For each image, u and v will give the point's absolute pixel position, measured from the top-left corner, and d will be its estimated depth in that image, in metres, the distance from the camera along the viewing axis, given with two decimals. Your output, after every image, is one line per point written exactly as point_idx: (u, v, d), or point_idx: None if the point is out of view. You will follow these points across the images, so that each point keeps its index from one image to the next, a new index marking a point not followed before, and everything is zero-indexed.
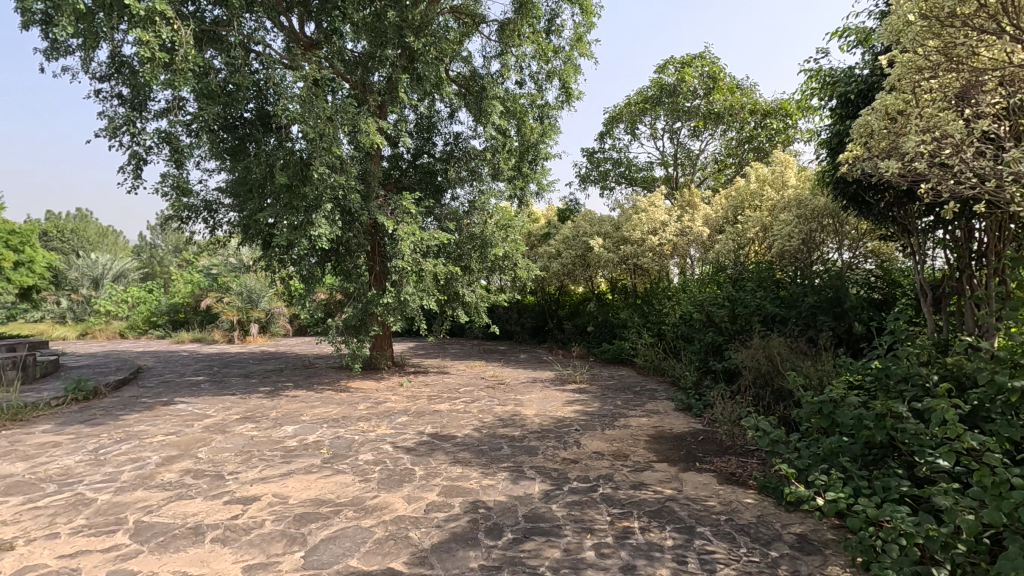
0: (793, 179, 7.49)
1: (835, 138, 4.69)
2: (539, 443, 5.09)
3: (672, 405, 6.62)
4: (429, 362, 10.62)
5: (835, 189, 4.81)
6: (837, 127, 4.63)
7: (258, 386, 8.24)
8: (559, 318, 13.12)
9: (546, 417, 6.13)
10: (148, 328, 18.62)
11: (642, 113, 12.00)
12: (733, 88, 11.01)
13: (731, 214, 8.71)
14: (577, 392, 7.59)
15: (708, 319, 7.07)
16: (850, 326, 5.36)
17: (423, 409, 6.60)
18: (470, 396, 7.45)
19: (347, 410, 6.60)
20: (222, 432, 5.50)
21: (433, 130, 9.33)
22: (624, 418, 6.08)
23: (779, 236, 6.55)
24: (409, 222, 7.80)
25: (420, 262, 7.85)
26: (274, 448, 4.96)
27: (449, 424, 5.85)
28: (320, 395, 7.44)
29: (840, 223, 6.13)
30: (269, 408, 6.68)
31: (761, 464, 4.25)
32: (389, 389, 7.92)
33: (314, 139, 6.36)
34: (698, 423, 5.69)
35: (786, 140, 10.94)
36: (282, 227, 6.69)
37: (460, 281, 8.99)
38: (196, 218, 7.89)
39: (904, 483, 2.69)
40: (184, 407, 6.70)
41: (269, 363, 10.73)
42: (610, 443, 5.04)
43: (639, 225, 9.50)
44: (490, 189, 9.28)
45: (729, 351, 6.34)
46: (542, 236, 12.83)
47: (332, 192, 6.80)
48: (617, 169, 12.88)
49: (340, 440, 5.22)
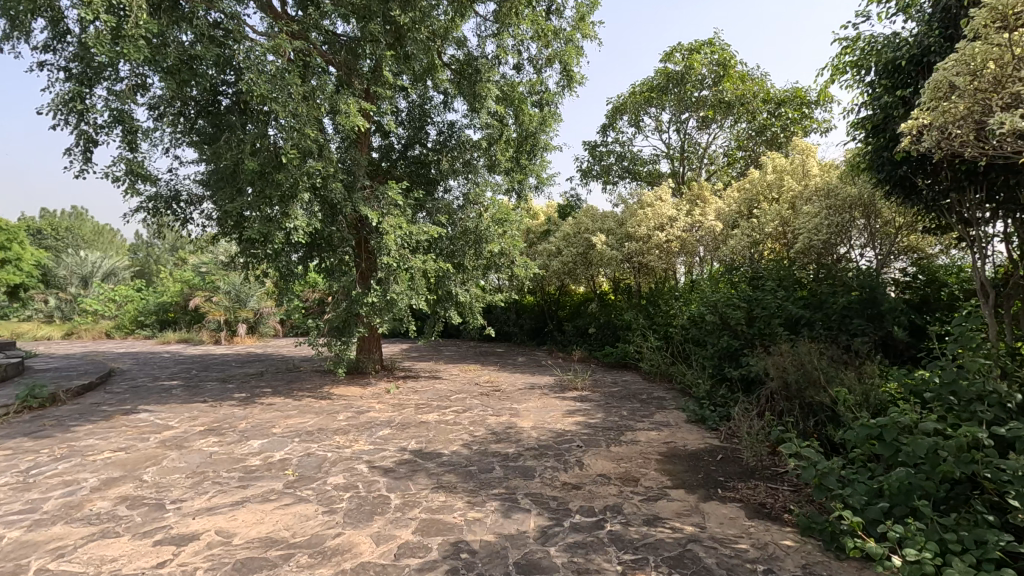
0: (817, 169, 6.85)
1: (881, 111, 4.08)
2: (537, 463, 4.47)
3: (682, 416, 6.01)
4: (421, 366, 10.02)
5: (880, 171, 4.24)
6: (884, 100, 4.03)
7: (234, 392, 7.63)
8: (559, 319, 12.52)
9: (544, 430, 5.52)
10: (135, 328, 18.05)
11: (648, 103, 11.35)
12: (744, 76, 10.39)
13: (744, 208, 8.08)
14: (579, 401, 6.98)
15: (723, 323, 6.48)
16: (890, 331, 4.74)
17: (409, 420, 5.99)
18: (463, 404, 6.83)
19: (325, 420, 5.99)
20: (179, 448, 4.88)
21: (426, 119, 8.71)
22: (631, 432, 5.46)
23: (804, 230, 5.92)
24: (397, 215, 7.19)
25: (407, 258, 7.23)
26: (233, 468, 4.33)
27: (436, 438, 5.23)
28: (298, 403, 6.82)
29: (874, 215, 5.52)
30: (240, 418, 6.07)
31: (794, 494, 3.64)
32: (375, 396, 7.30)
33: (286, 119, 5.71)
34: (715, 439, 5.10)
35: (801, 131, 10.29)
36: (251, 219, 6.07)
37: (453, 279, 8.38)
38: (163, 210, 7.29)
39: (1008, 538, 2.10)
40: (146, 417, 6.08)
41: (251, 366, 10.12)
42: (618, 464, 4.42)
43: (644, 221, 8.85)
44: (485, 181, 8.67)
45: (749, 358, 5.74)
46: (542, 233, 12.22)
47: (310, 181, 6.21)
48: (621, 163, 12.25)
49: (310, 458, 4.60)
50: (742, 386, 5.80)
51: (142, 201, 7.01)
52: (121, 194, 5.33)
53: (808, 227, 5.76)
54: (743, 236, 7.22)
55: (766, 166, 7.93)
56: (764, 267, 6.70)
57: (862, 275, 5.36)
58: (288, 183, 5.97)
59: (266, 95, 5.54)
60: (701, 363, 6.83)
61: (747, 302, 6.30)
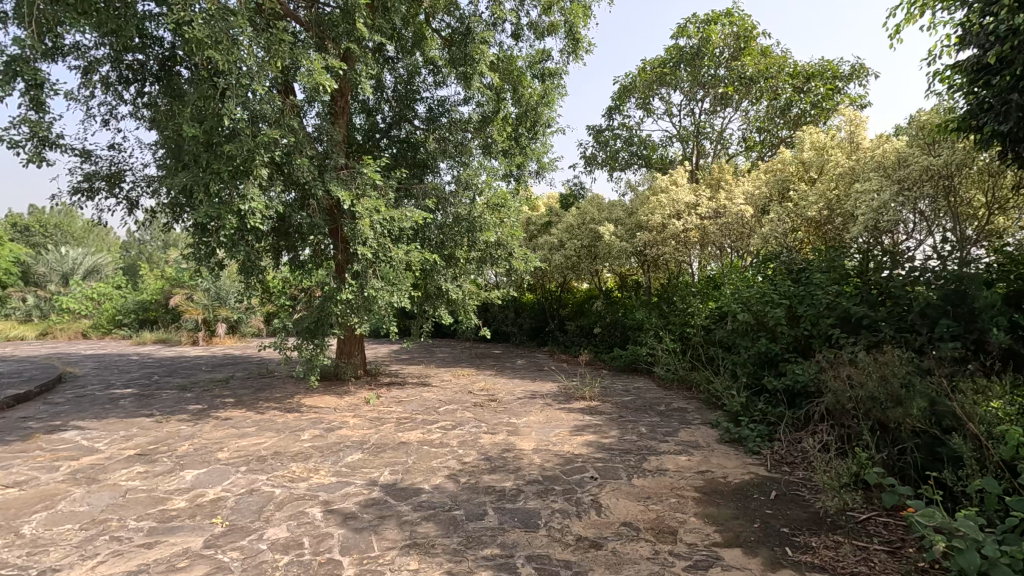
0: (870, 140, 5.83)
1: (1012, 36, 3.25)
2: (541, 505, 3.48)
3: (713, 435, 5.02)
4: (408, 370, 9.03)
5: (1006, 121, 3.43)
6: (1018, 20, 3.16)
7: (190, 403, 6.63)
8: (561, 318, 11.56)
9: (548, 455, 4.53)
10: (113, 328, 17.09)
11: (660, 80, 10.32)
12: (767, 50, 9.37)
13: (775, 191, 7.05)
14: (587, 414, 6.00)
15: (759, 323, 5.55)
16: (986, 334, 3.72)
17: (386, 441, 5.00)
18: (453, 418, 5.84)
19: (286, 441, 4.98)
20: (90, 482, 3.87)
21: (412, 94, 7.72)
22: (655, 457, 4.47)
23: (865, 210, 4.86)
24: (374, 197, 6.21)
25: (388, 247, 6.24)
26: (146, 514, 3.33)
27: (415, 467, 4.24)
28: (260, 418, 5.83)
29: (952, 190, 4.53)
30: (184, 438, 5.07)
31: (897, 561, 2.67)
32: (351, 408, 6.31)
33: (231, 74, 4.66)
34: (760, 469, 4.14)
35: (832, 108, 9.22)
36: (199, 199, 5.05)
37: (443, 273, 7.34)
38: (101, 191, 6.26)
39: None
40: (71, 437, 5.08)
41: (221, 371, 9.11)
42: (645, 508, 3.43)
43: (658, 209, 7.75)
44: (480, 163, 7.68)
45: (795, 366, 4.83)
46: (542, 225, 11.23)
47: (269, 153, 5.17)
48: (628, 149, 11.25)
49: (251, 497, 3.60)
50: (786, 398, 4.88)
51: (75, 180, 6.01)
52: (25, 162, 4.35)
53: (872, 206, 4.72)
54: (778, 221, 6.22)
55: (801, 142, 6.88)
56: (808, 258, 5.71)
57: (940, 265, 4.38)
58: (238, 155, 4.92)
59: (202, 41, 4.47)
60: (730, 368, 5.90)
61: (790, 298, 5.37)
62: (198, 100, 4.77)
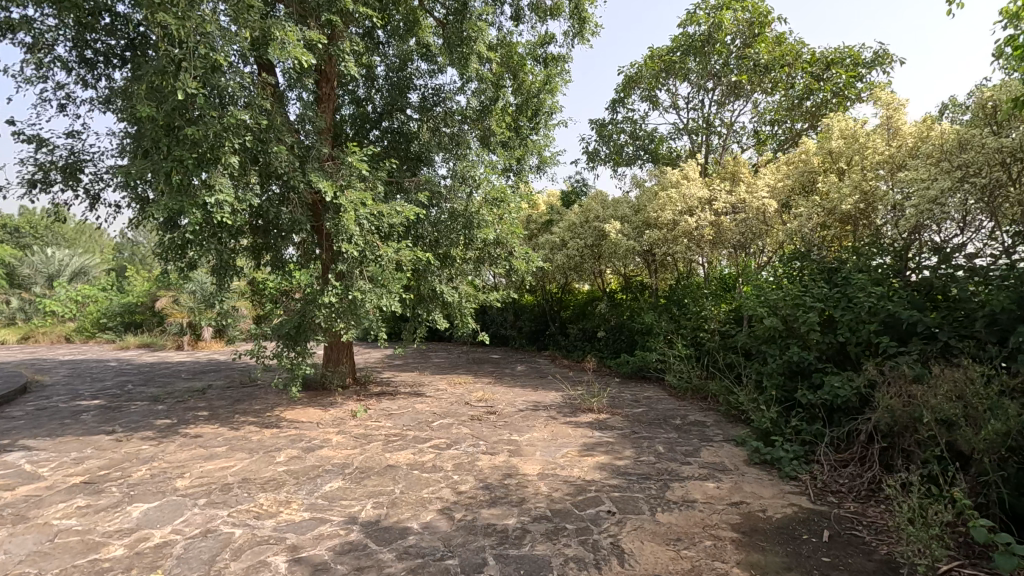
0: (909, 126, 5.25)
1: None
2: (551, 551, 2.90)
3: (741, 457, 4.46)
4: (402, 378, 8.45)
5: None
6: None
7: (159, 417, 6.03)
8: (562, 321, 11.03)
9: (556, 481, 3.95)
10: (98, 331, 16.48)
11: (668, 69, 9.73)
12: (782, 36, 8.78)
13: (799, 183, 6.43)
14: (596, 429, 5.43)
15: (788, 329, 5.02)
16: None
17: (372, 463, 4.41)
18: (447, 434, 5.25)
19: (258, 464, 4.39)
20: (17, 521, 3.27)
21: (406, 82, 7.18)
22: (679, 484, 3.90)
23: (921, 199, 4.31)
24: (360, 190, 5.62)
25: (376, 246, 5.67)
26: (72, 567, 2.74)
27: (402, 498, 3.65)
28: (234, 435, 5.24)
29: (1018, 180, 4.00)
30: (142, 460, 4.47)
31: None
32: (336, 422, 5.72)
33: (189, 42, 4.07)
34: (803, 500, 3.58)
35: (853, 97, 8.63)
36: (161, 190, 4.47)
37: (437, 274, 6.77)
38: (59, 185, 5.66)
39: None
40: (14, 460, 4.47)
41: (200, 379, 8.51)
42: (677, 554, 2.86)
43: (668, 204, 7.18)
44: (477, 154, 7.11)
45: (834, 377, 4.30)
46: (543, 223, 10.68)
47: (239, 138, 4.62)
48: (633, 143, 10.68)
49: (204, 542, 3.01)
50: (825, 414, 4.34)
51: (28, 171, 5.41)
52: None
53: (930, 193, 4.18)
54: (804, 217, 5.66)
55: (829, 130, 6.22)
56: (842, 256, 5.16)
57: (1004, 263, 3.87)
58: (202, 139, 4.35)
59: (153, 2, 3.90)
60: (754, 378, 5.35)
61: (824, 301, 4.81)
62: (154, 75, 4.20)
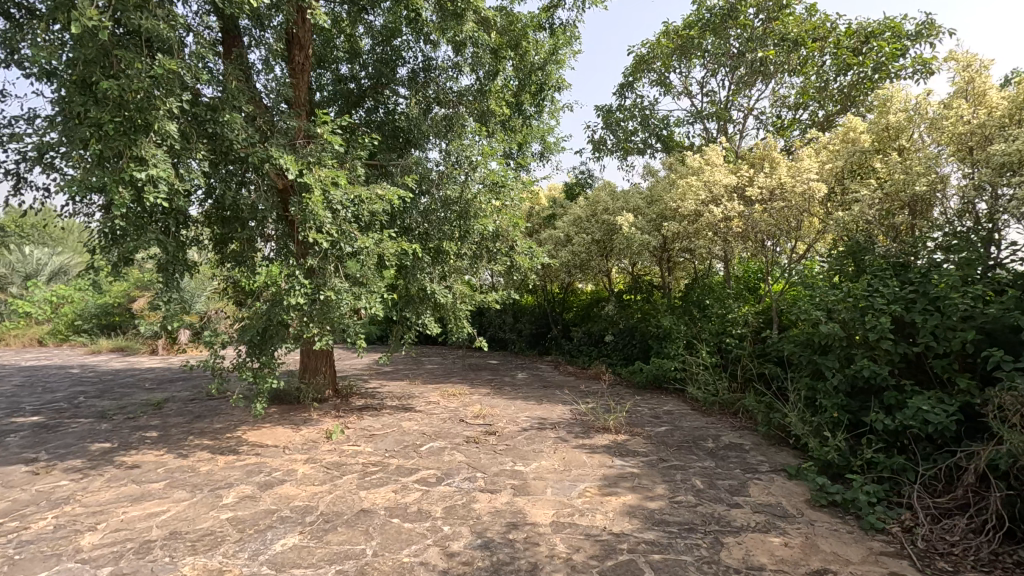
0: (997, 91, 4.36)
1: None
2: None
3: (803, 497, 3.56)
4: (389, 388, 7.55)
5: None
6: None
7: (97, 439, 5.10)
8: (565, 323, 10.20)
9: (575, 535, 3.06)
10: (71, 334, 15.52)
11: (683, 48, 8.84)
12: (812, 8, 7.90)
13: (849, 165, 5.52)
14: (616, 456, 4.53)
15: (849, 337, 4.15)
16: None
17: (341, 507, 3.50)
18: (437, 463, 4.35)
19: (196, 508, 3.47)
20: None
21: (393, 53, 6.27)
22: (736, 541, 3.00)
23: None
24: (333, 168, 4.72)
25: (352, 235, 4.75)
26: None
27: (374, 565, 2.75)
28: (179, 465, 4.32)
29: None
30: (51, 504, 3.55)
31: None
32: (305, 447, 4.81)
33: None
34: (907, 566, 2.69)
35: (895, 74, 7.71)
36: (76, 163, 3.55)
37: (426, 271, 5.85)
38: None
39: None
40: None
41: (162, 390, 7.55)
42: None
43: (689, 193, 6.26)
44: (473, 134, 6.18)
45: (918, 397, 3.45)
46: (546, 218, 9.79)
47: (177, 98, 3.72)
48: (644, 130, 9.78)
49: None
50: (910, 444, 3.47)
51: None
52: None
53: None
54: (865, 202, 4.76)
55: (884, 103, 5.33)
56: (910, 248, 4.35)
57: None
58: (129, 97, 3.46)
59: None
60: (804, 394, 4.46)
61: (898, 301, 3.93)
62: (61, 14, 3.29)
